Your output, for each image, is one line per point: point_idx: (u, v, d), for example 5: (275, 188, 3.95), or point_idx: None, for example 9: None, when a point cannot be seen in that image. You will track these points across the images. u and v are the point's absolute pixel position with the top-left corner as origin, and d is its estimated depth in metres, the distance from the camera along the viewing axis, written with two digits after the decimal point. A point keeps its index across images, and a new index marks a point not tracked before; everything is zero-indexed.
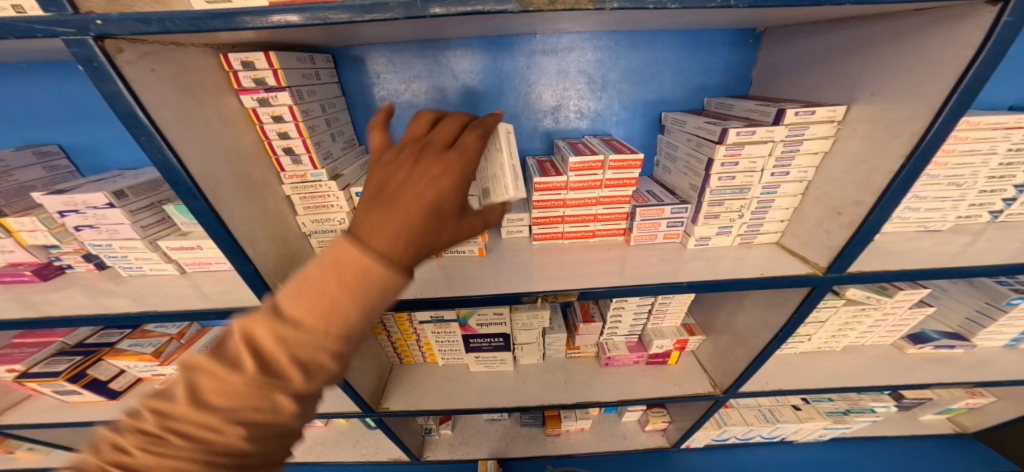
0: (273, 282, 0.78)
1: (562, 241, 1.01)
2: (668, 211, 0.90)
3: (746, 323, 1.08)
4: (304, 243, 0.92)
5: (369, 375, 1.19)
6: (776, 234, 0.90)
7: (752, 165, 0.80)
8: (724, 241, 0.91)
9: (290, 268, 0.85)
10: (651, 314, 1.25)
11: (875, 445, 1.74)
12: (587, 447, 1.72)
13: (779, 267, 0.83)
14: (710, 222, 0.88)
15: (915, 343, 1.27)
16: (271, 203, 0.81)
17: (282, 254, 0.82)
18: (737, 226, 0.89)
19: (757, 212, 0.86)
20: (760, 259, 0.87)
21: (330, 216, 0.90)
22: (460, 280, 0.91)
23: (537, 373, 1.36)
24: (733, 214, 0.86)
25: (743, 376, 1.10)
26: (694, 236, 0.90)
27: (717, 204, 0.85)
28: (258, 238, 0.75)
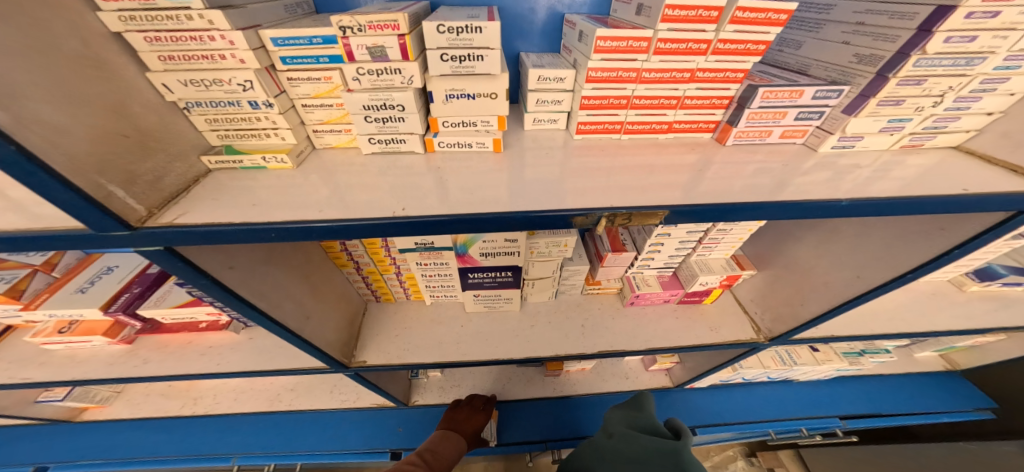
0: (98, 184, 0.40)
1: (617, 136, 0.68)
2: (807, 95, 0.58)
3: (825, 258, 0.83)
4: (176, 122, 0.53)
5: (336, 321, 0.91)
6: (964, 135, 0.60)
7: (1018, 19, 0.47)
8: (880, 143, 0.61)
9: (141, 163, 0.46)
10: (698, 243, 0.95)
11: (889, 383, 1.65)
12: (589, 387, 1.60)
13: (971, 178, 0.54)
14: (880, 114, 0.56)
15: (982, 280, 1.02)
16: (60, 28, 0.39)
17: (110, 131, 0.43)
18: (918, 119, 0.57)
19: (964, 99, 0.55)
20: (929, 168, 0.57)
21: (220, 80, 0.51)
22: (465, 192, 0.57)
23: (548, 314, 1.12)
24: (926, 101, 0.55)
25: (812, 322, 0.83)
26: (843, 132, 0.59)
27: (912, 84, 0.53)
28: (25, 95, 0.35)
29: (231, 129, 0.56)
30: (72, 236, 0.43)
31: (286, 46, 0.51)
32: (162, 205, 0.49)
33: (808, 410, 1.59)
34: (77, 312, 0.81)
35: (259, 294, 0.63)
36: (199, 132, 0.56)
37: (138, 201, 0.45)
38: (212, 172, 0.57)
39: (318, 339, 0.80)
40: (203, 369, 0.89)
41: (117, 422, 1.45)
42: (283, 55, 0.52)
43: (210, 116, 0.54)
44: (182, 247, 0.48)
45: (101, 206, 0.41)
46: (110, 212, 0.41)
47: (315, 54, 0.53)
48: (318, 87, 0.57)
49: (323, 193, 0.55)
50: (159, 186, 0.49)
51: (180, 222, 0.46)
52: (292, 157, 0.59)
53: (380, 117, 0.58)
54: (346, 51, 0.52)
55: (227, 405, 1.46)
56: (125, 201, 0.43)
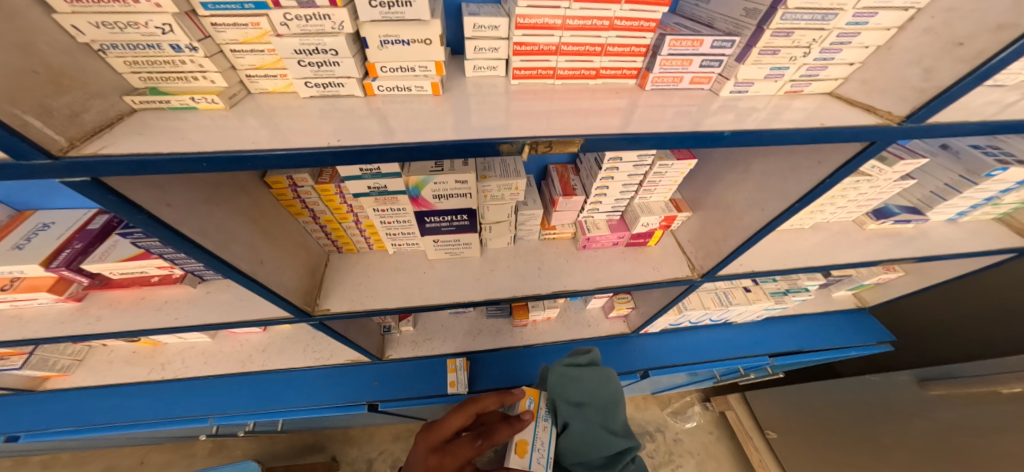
0: (13, 115, 0.41)
1: (552, 81, 0.73)
2: (706, 44, 0.64)
3: (739, 197, 0.94)
4: (91, 62, 0.52)
5: (294, 270, 0.94)
6: (836, 82, 0.69)
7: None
8: (768, 89, 0.69)
9: (55, 97, 0.47)
10: (640, 187, 1.03)
11: (815, 320, 1.87)
12: (552, 335, 1.73)
13: (839, 116, 0.63)
14: (762, 62, 0.64)
15: (878, 219, 1.18)
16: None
17: (18, 66, 0.43)
18: (794, 68, 0.65)
19: (828, 50, 0.62)
20: (810, 109, 0.66)
21: (130, 20, 0.50)
22: (403, 130, 0.61)
23: (506, 259, 1.20)
24: (797, 52, 0.62)
25: (730, 256, 0.96)
26: (734, 78, 0.66)
27: (783, 35, 0.60)
28: None
29: (154, 71, 0.56)
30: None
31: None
32: (84, 138, 0.50)
33: (744, 349, 1.79)
34: (17, 268, 0.82)
35: (205, 234, 0.65)
36: (117, 71, 0.55)
37: (58, 133, 0.46)
38: (138, 112, 0.58)
39: (274, 283, 0.83)
40: (160, 323, 0.90)
41: (82, 391, 1.44)
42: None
43: (129, 58, 0.54)
44: (109, 180, 0.49)
45: (18, 136, 0.41)
46: (27, 142, 0.42)
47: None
48: (246, 33, 0.57)
49: (260, 133, 0.58)
50: (78, 121, 0.49)
51: (105, 152, 0.47)
52: (223, 98, 0.60)
53: (314, 62, 0.60)
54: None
55: (197, 368, 1.48)
56: (44, 131, 0.44)
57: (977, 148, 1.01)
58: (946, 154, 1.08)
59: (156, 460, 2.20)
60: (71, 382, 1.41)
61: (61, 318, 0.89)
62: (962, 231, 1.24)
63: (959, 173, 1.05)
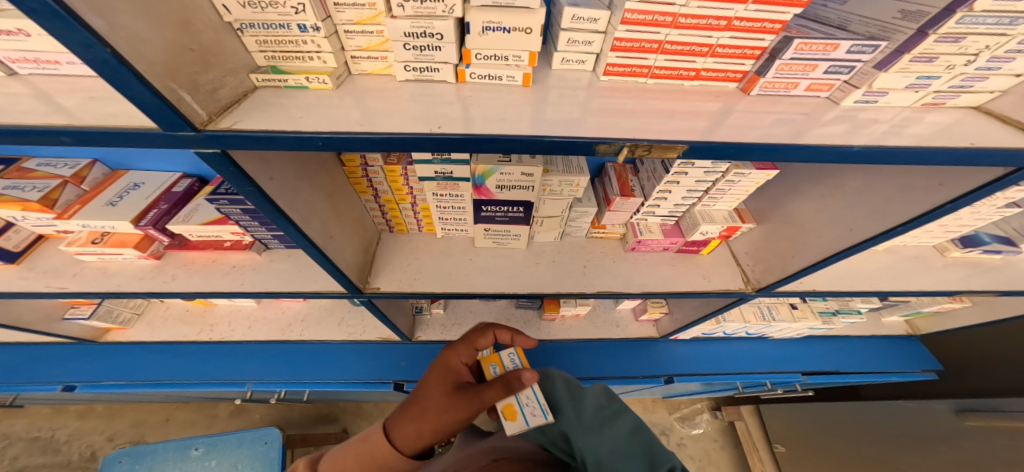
0: (172, 89, 0.43)
1: (643, 80, 0.71)
2: (842, 49, 0.60)
3: (823, 214, 0.90)
4: (229, 41, 0.54)
5: (354, 247, 0.96)
6: (987, 96, 0.64)
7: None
8: (903, 99, 0.65)
9: (203, 73, 0.49)
10: (705, 193, 1.01)
11: (856, 343, 1.80)
12: (580, 332, 1.73)
13: (980, 136, 0.59)
14: (909, 70, 0.60)
15: (964, 247, 1.11)
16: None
17: (180, 44, 0.45)
18: (945, 78, 0.61)
19: (997, 59, 0.58)
20: (941, 125, 0.62)
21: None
22: (487, 121, 0.60)
23: (552, 253, 1.20)
24: (960, 60, 0.58)
25: (798, 273, 0.93)
26: (868, 87, 0.63)
27: (949, 41, 0.56)
28: (114, 5, 0.36)
29: (278, 51, 0.58)
30: (133, 139, 0.46)
31: None
32: (219, 113, 0.51)
33: (775, 365, 1.75)
34: (108, 224, 0.86)
35: (293, 208, 0.67)
36: (248, 50, 0.57)
37: (201, 108, 0.48)
38: (259, 89, 0.59)
39: (339, 260, 0.85)
40: (229, 287, 0.93)
41: (134, 345, 1.52)
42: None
43: (261, 37, 0.56)
44: (233, 151, 0.51)
45: (173, 112, 0.43)
46: (178, 116, 0.44)
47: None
48: (362, 13, 0.57)
49: (353, 114, 0.58)
50: (217, 97, 0.51)
51: (237, 128, 0.49)
52: (332, 78, 0.60)
53: (418, 46, 0.60)
54: None
55: (241, 333, 1.53)
56: (191, 106, 0.46)
57: None
58: None
59: (180, 418, 2.32)
60: (127, 335, 1.48)
61: (141, 275, 0.93)
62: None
63: None
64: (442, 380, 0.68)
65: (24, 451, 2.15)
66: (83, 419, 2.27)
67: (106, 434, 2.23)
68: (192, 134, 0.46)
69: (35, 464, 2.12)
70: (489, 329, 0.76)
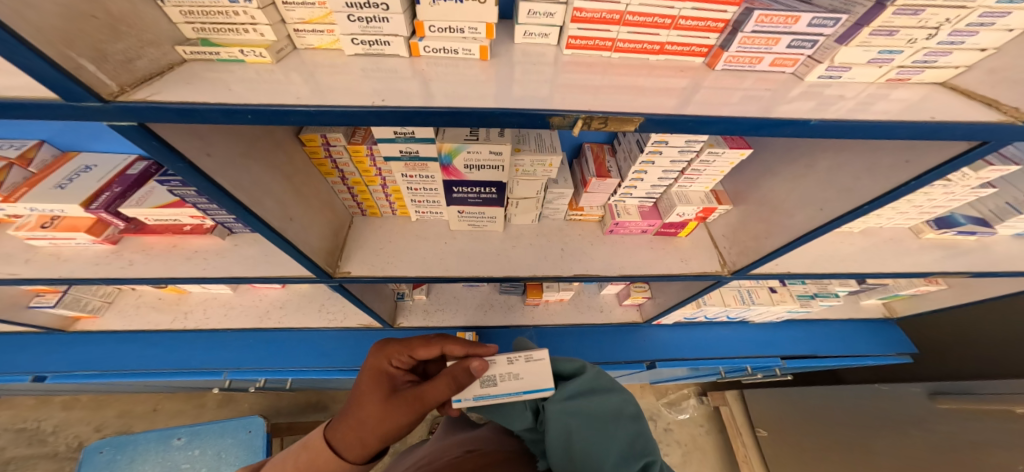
0: (70, 58, 0.40)
1: (607, 54, 0.68)
2: (803, 21, 0.58)
3: (799, 194, 0.88)
4: (148, 10, 0.50)
5: (319, 230, 0.93)
6: (953, 71, 0.62)
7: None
8: (868, 75, 0.63)
9: (112, 43, 0.46)
10: (681, 174, 0.99)
11: (836, 326, 1.82)
12: (564, 317, 1.73)
13: (945, 111, 0.57)
14: (871, 45, 0.58)
15: (937, 229, 1.12)
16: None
17: (80, 9, 0.41)
18: (908, 53, 0.59)
19: (959, 33, 0.56)
20: (908, 101, 0.60)
21: None
22: (445, 93, 0.58)
23: (529, 236, 1.18)
24: (921, 33, 0.56)
25: (772, 255, 0.92)
26: (831, 62, 0.60)
27: (909, 14, 0.54)
28: None
29: (209, 23, 0.55)
30: (38, 113, 0.43)
31: None
32: (134, 85, 0.48)
33: (755, 349, 1.77)
34: (56, 207, 0.82)
35: (239, 186, 0.64)
36: (174, 20, 0.54)
37: (109, 79, 0.45)
38: (188, 62, 0.56)
39: (301, 242, 0.83)
40: (189, 272, 0.90)
41: (110, 334, 1.49)
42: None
43: (186, 7, 0.52)
44: (153, 125, 0.48)
45: (71, 81, 0.40)
46: (79, 87, 0.41)
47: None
48: None
49: (301, 88, 0.55)
50: (131, 68, 0.48)
51: (152, 100, 0.46)
52: (271, 52, 0.57)
53: (364, 17, 0.57)
54: None
55: (218, 320, 1.51)
56: (96, 76, 0.43)
57: None
58: None
59: (167, 408, 2.31)
60: (99, 324, 1.45)
61: (96, 260, 0.90)
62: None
63: None
64: (380, 386, 0.66)
65: (10, 442, 2.13)
66: (69, 410, 2.26)
67: (92, 424, 2.22)
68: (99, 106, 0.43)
69: (21, 455, 2.10)
70: (435, 340, 0.70)
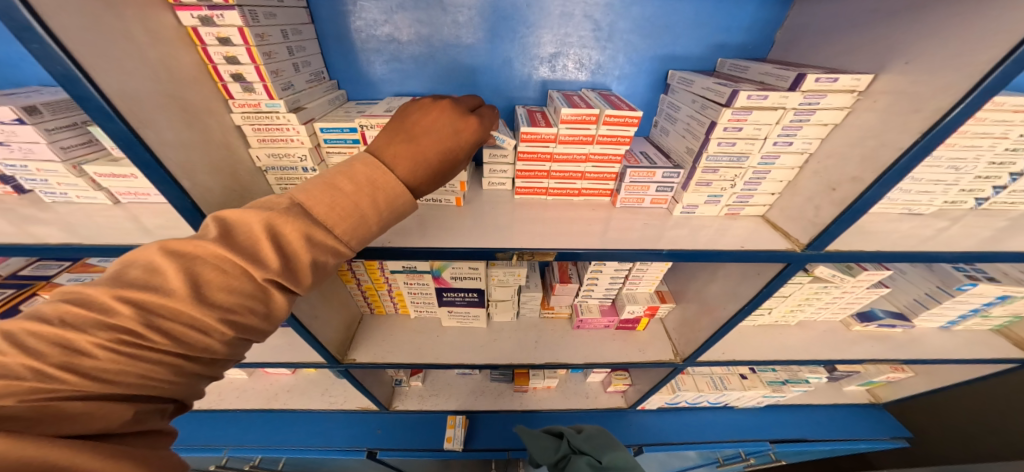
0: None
1: (545, 197, 0.99)
2: (658, 175, 0.87)
3: (716, 292, 1.09)
4: (257, 178, 0.90)
5: (337, 324, 1.19)
6: (763, 207, 0.89)
7: (756, 132, 0.75)
8: (711, 210, 0.90)
9: (237, 204, 0.83)
10: (627, 279, 1.23)
11: (825, 412, 1.81)
12: (552, 404, 1.80)
13: (762, 240, 0.82)
14: (701, 190, 0.85)
15: (862, 322, 1.28)
16: (216, 131, 0.77)
17: (228, 189, 0.80)
18: (726, 196, 0.86)
19: (750, 183, 0.83)
20: (743, 230, 0.86)
21: (288, 150, 0.87)
22: (427, 232, 0.87)
23: (509, 331, 1.37)
24: (726, 184, 0.84)
25: (706, 345, 1.13)
26: (681, 202, 0.89)
27: (711, 172, 0.82)
28: (198, 171, 0.71)
29: (289, 184, 0.93)
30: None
31: (327, 131, 0.86)
32: None
33: (743, 433, 1.75)
34: None
35: None
36: (268, 184, 0.94)
37: None
38: None
39: (321, 335, 1.09)
40: None
41: None
42: (325, 138, 0.87)
43: (278, 176, 0.91)
44: None
45: None
46: None
47: (344, 137, 0.87)
48: (345, 157, 0.92)
49: None
50: None
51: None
52: None
53: None
54: (363, 137, 0.87)
55: (229, 401, 1.66)
56: None
57: (949, 264, 1.12)
58: (923, 267, 1.20)
59: None
60: None
61: None
62: (958, 340, 1.31)
63: (935, 284, 1.15)
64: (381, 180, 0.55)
65: None
66: None
67: None
68: None
69: None
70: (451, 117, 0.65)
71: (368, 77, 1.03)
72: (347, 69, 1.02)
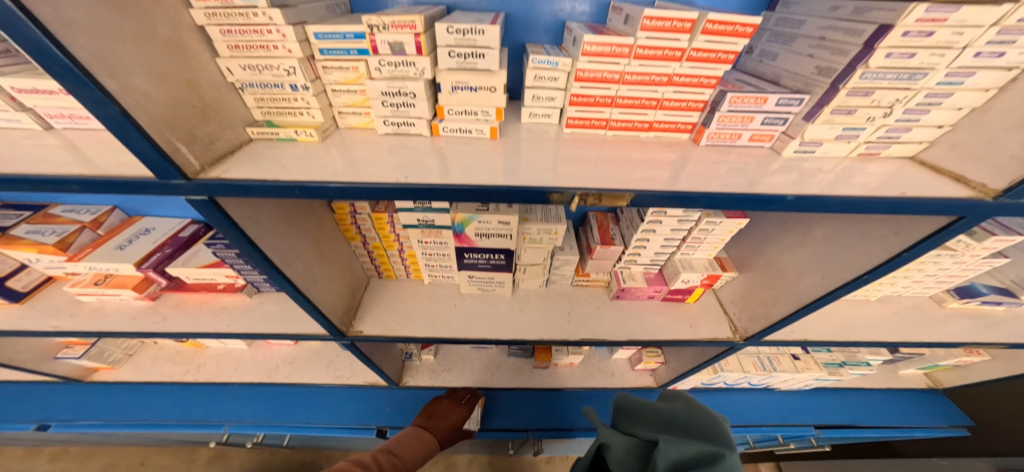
0: (169, 141, 0.54)
1: (603, 131, 0.77)
2: (770, 101, 0.66)
3: (803, 261, 0.89)
4: (230, 96, 0.68)
5: (339, 291, 1.01)
6: (917, 146, 0.67)
7: (952, 39, 0.54)
8: (840, 150, 0.69)
9: (202, 126, 0.61)
10: (683, 241, 1.03)
11: (875, 395, 1.65)
12: (575, 381, 1.66)
13: (920, 186, 0.61)
14: (834, 122, 0.64)
15: (959, 297, 1.08)
16: (161, 24, 0.55)
17: (183, 101, 0.58)
18: (870, 129, 0.65)
19: (912, 111, 0.62)
20: (884, 173, 0.65)
21: (270, 62, 0.66)
22: (460, 170, 0.66)
23: (537, 300, 1.19)
24: (878, 111, 0.62)
25: (782, 323, 0.93)
26: (799, 138, 0.67)
27: (861, 95, 0.61)
28: (128, 69, 0.50)
29: (273, 107, 0.71)
30: (132, 184, 0.56)
31: (323, 38, 0.65)
32: (213, 163, 0.62)
33: (785, 417, 1.61)
34: (113, 266, 0.98)
35: (276, 251, 0.75)
36: (247, 105, 0.71)
37: (195, 158, 0.59)
38: (253, 140, 0.71)
39: (321, 302, 0.90)
40: (215, 328, 1.02)
41: (124, 386, 1.54)
42: (321, 47, 0.67)
43: (258, 95, 0.70)
44: (222, 199, 0.60)
45: (164, 156, 0.53)
46: (170, 163, 0.54)
47: (347, 47, 0.66)
48: (347, 75, 0.70)
49: (336, 165, 0.65)
50: (213, 148, 0.63)
51: (222, 177, 0.58)
52: (318, 132, 0.71)
53: (395, 103, 0.70)
54: (372, 45, 0.64)
55: (227, 373, 1.53)
56: (185, 156, 0.57)
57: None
58: None
59: (155, 463, 2.12)
60: (116, 375, 1.52)
61: (133, 316, 1.04)
62: None
63: None
64: None
65: None
66: (55, 463, 2.10)
67: None
68: (182, 179, 0.56)
69: None
70: None
71: None
72: None
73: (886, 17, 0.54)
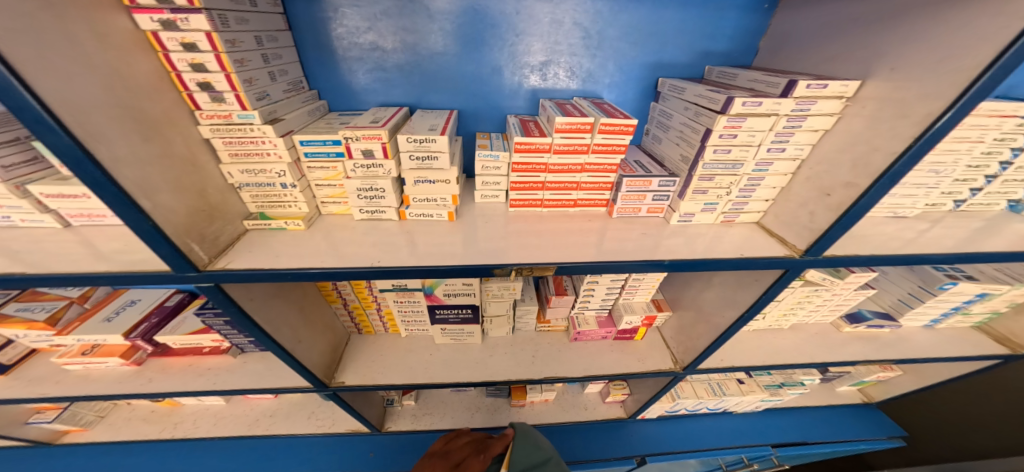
0: (186, 244, 0.69)
1: (540, 209, 0.96)
2: (654, 184, 0.86)
3: (714, 300, 1.08)
4: (231, 197, 0.83)
5: (321, 347, 1.13)
6: (757, 214, 0.88)
7: (750, 139, 0.75)
8: (707, 218, 0.89)
9: (209, 226, 0.76)
10: (623, 289, 1.21)
11: (820, 412, 1.82)
12: (550, 417, 1.75)
13: (757, 247, 0.81)
14: (696, 198, 0.84)
15: (851, 323, 1.29)
16: (180, 146, 0.70)
17: (198, 208, 0.73)
18: (722, 203, 0.85)
19: (745, 189, 0.82)
20: (739, 237, 0.85)
21: (265, 166, 0.81)
22: (415, 247, 0.83)
23: (504, 346, 1.32)
24: (721, 191, 0.83)
25: (704, 353, 1.10)
26: (678, 211, 0.87)
27: (707, 179, 0.81)
28: (161, 191, 0.65)
29: (265, 202, 0.86)
30: (153, 277, 0.70)
31: (307, 144, 0.81)
32: (216, 255, 0.76)
33: (744, 439, 1.73)
34: (100, 337, 1.04)
35: (267, 320, 0.88)
36: (244, 201, 0.86)
37: (205, 253, 0.73)
38: (250, 230, 0.86)
39: (306, 359, 1.02)
40: (200, 386, 1.10)
41: (96, 449, 1.54)
42: (306, 152, 0.82)
43: (253, 193, 0.85)
44: (227, 284, 0.75)
45: (182, 255, 0.67)
46: (187, 260, 0.68)
47: (327, 150, 0.83)
48: (327, 173, 0.86)
49: (309, 248, 0.81)
50: (217, 242, 0.77)
51: (227, 267, 0.73)
52: (304, 221, 0.87)
53: (368, 197, 0.87)
54: (346, 149, 0.81)
55: (205, 429, 1.56)
56: (197, 253, 0.71)
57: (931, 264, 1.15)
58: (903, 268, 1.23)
59: None
60: (88, 437, 1.53)
61: (120, 379, 1.11)
62: (939, 336, 1.34)
63: (917, 284, 1.18)
64: None
65: None
66: None
67: None
68: (195, 272, 0.70)
69: None
70: None
71: (351, 87, 0.98)
72: (328, 76, 0.96)
73: (708, 125, 0.75)
